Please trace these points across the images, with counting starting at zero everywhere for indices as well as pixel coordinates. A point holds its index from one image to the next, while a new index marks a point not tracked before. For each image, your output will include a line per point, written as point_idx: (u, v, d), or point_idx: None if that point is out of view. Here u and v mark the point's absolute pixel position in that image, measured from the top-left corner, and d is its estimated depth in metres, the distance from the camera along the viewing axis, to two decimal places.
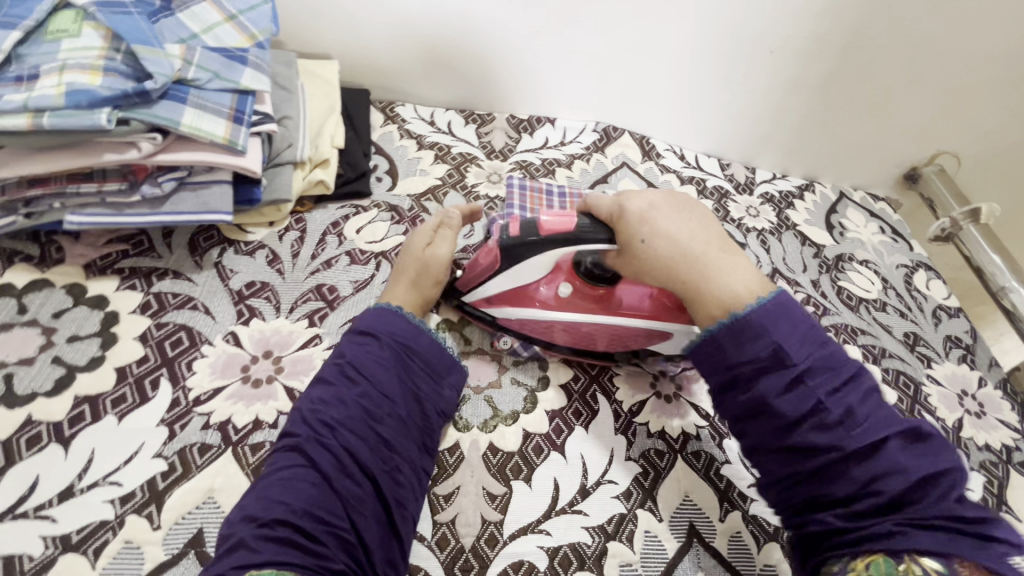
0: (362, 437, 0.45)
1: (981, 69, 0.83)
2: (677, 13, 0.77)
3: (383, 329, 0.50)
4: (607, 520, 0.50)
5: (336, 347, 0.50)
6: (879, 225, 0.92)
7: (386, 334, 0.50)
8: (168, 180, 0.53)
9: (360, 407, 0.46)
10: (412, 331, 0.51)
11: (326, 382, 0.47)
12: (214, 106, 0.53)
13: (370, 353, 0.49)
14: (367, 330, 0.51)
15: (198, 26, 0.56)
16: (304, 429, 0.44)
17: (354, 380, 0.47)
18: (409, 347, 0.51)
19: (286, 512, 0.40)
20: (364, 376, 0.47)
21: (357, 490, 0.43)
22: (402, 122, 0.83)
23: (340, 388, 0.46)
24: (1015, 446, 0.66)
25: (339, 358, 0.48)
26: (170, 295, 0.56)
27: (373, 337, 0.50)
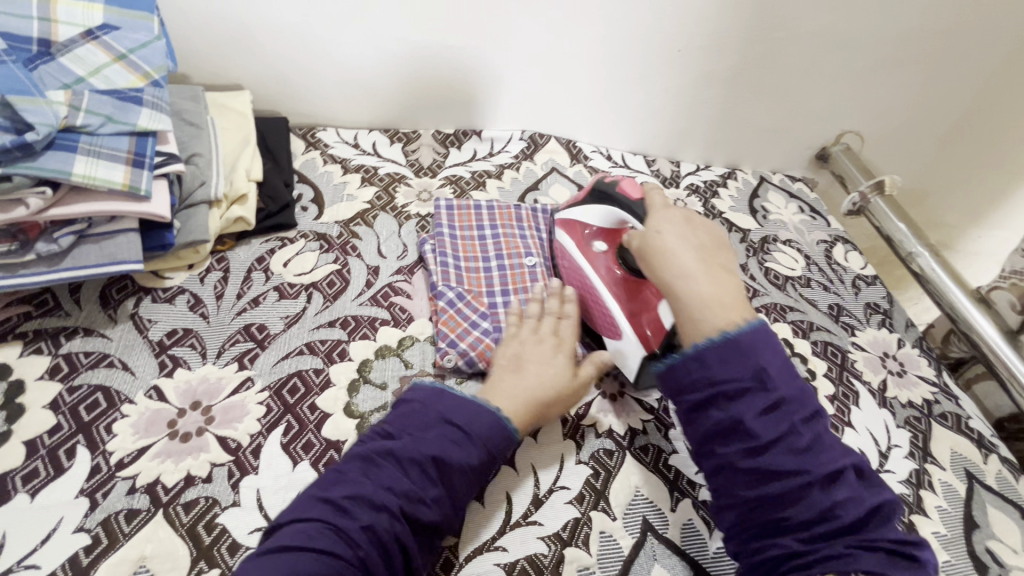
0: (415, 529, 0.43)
1: (871, 52, 0.89)
2: (586, 20, 0.80)
3: (475, 428, 0.46)
4: (564, 528, 0.50)
5: (416, 432, 0.46)
6: (798, 205, 0.97)
7: (477, 438, 0.46)
8: (66, 236, 0.50)
9: (436, 514, 0.43)
10: (499, 439, 0.47)
11: (402, 469, 0.44)
12: (110, 151, 0.51)
13: (454, 451, 0.45)
14: (458, 422, 0.46)
15: (84, 68, 0.53)
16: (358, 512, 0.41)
17: (430, 473, 0.44)
18: (488, 452, 0.47)
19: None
20: (446, 478, 0.44)
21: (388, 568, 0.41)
22: (325, 148, 0.82)
23: (420, 485, 0.43)
24: (934, 399, 0.71)
25: (423, 449, 0.44)
26: (82, 355, 0.53)
27: (462, 432, 0.46)
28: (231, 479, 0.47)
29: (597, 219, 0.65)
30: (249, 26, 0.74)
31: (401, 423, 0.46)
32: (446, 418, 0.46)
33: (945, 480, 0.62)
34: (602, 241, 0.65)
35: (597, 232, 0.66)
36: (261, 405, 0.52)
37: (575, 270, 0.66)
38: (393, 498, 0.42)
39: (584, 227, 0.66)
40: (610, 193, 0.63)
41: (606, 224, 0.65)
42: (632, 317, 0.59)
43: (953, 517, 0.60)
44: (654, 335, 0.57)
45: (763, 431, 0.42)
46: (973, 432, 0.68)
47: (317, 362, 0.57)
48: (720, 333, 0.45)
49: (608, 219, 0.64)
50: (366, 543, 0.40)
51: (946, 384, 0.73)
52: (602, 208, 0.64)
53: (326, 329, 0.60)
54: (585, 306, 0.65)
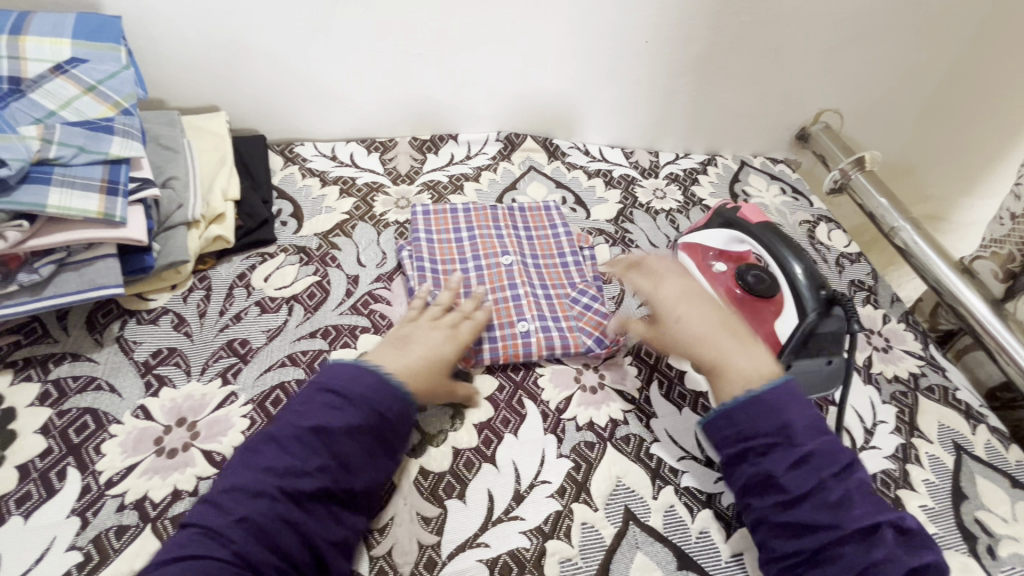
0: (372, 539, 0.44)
1: (841, 29, 0.89)
2: (549, 18, 0.80)
3: (354, 391, 0.47)
4: (546, 522, 0.51)
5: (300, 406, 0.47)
6: (780, 186, 0.97)
7: (364, 402, 0.47)
8: (46, 265, 0.52)
9: (321, 483, 0.43)
10: (389, 410, 0.48)
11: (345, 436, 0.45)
12: (84, 181, 0.52)
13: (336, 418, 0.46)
14: (340, 391, 0.47)
15: (54, 102, 0.54)
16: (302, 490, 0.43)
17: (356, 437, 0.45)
18: (380, 413, 0.47)
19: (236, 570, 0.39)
20: (331, 446, 0.45)
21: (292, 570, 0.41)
22: (303, 162, 0.83)
23: (302, 459, 0.44)
24: (921, 373, 0.71)
25: (301, 421, 0.45)
26: (70, 380, 0.54)
27: (341, 397, 0.47)
28: None
29: (717, 241, 0.68)
30: (219, 48, 0.76)
31: (351, 379, 0.49)
32: (330, 388, 0.48)
33: (932, 453, 0.62)
34: (722, 262, 0.68)
35: (718, 254, 0.69)
36: (245, 418, 0.54)
37: None
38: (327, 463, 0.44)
39: (705, 251, 0.69)
40: (733, 217, 0.67)
41: (726, 246, 0.67)
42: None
43: (940, 489, 0.59)
44: (770, 353, 0.59)
45: (793, 485, 0.43)
46: (960, 404, 0.68)
47: (299, 373, 0.58)
48: (746, 391, 0.48)
49: (727, 242, 0.67)
50: (244, 539, 0.40)
51: (933, 357, 0.73)
52: (724, 232, 0.67)
53: (307, 340, 0.61)
54: None
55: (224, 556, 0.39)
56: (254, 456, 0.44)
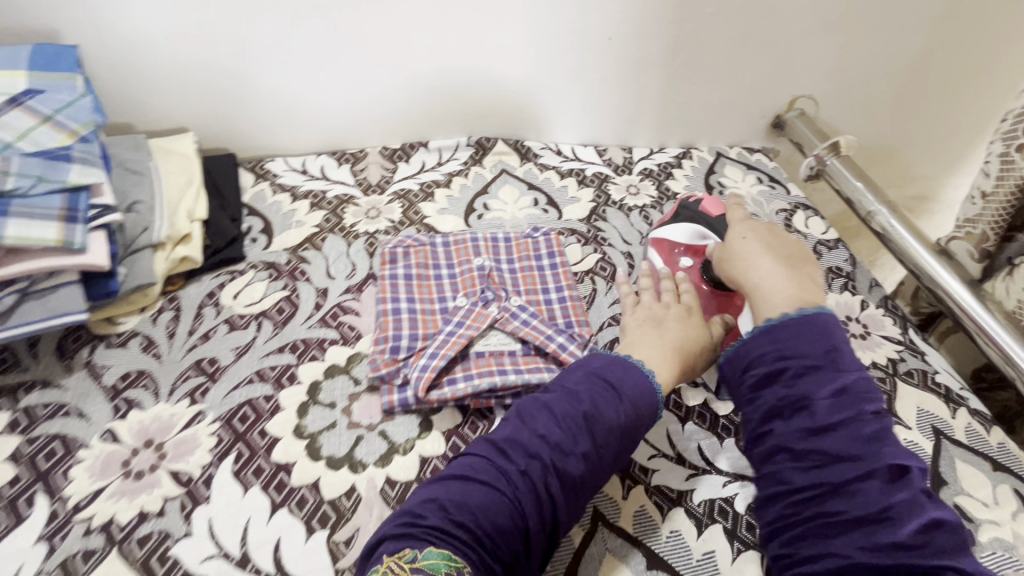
0: (567, 492, 0.43)
1: (808, 15, 0.88)
2: (509, 20, 0.80)
3: (626, 385, 0.48)
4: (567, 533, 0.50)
5: (580, 390, 0.47)
6: (756, 176, 0.97)
7: (627, 395, 0.48)
8: (7, 295, 0.53)
9: (586, 466, 0.44)
10: (643, 401, 0.48)
11: (558, 421, 0.45)
12: (42, 211, 0.53)
13: (612, 410, 0.46)
14: (613, 381, 0.48)
15: (11, 134, 0.55)
16: (516, 456, 0.44)
17: (584, 431, 0.45)
18: (637, 418, 0.47)
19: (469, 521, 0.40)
20: (597, 435, 0.45)
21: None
22: (273, 178, 0.83)
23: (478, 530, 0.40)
24: (900, 358, 0.70)
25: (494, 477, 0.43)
26: (40, 407, 0.55)
27: (615, 390, 0.48)
28: (183, 511, 0.49)
29: (681, 236, 0.67)
30: (183, 71, 0.76)
31: (617, 372, 0.49)
32: (596, 375, 0.49)
33: (910, 439, 0.61)
34: (689, 257, 0.66)
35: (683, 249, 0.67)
36: (212, 436, 0.54)
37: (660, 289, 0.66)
38: (546, 448, 0.44)
39: (672, 246, 0.68)
40: (696, 213, 0.67)
41: (691, 241, 0.66)
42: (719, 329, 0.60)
43: None
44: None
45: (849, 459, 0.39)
46: (939, 388, 0.67)
47: (266, 389, 0.58)
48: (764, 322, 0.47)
49: (692, 237, 0.66)
50: (515, 487, 0.42)
51: (912, 341, 0.72)
52: (688, 226, 0.66)
53: (275, 355, 0.61)
54: None
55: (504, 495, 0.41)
56: (533, 415, 0.46)
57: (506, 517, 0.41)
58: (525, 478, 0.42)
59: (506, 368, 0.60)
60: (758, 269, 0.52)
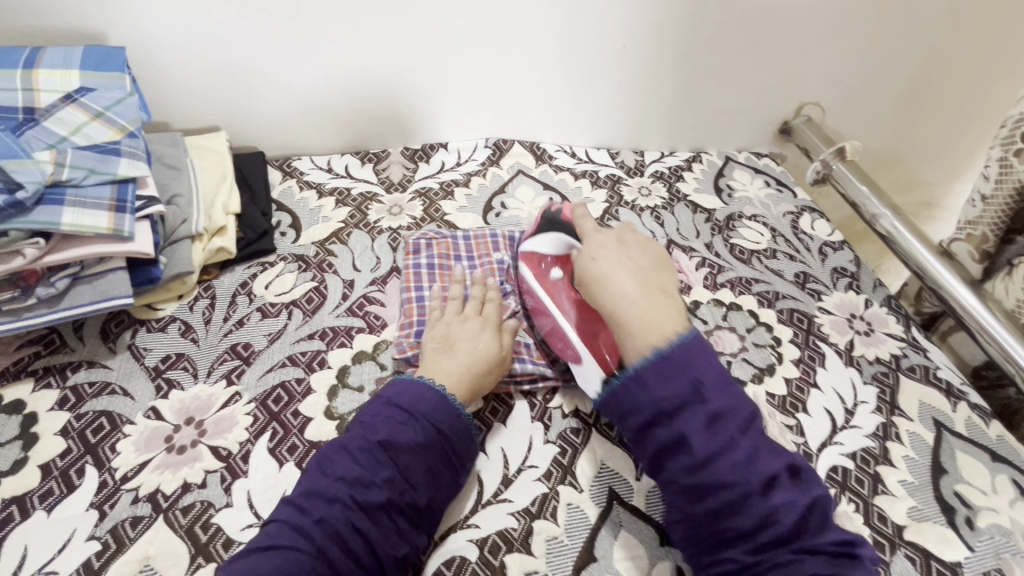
0: (375, 517, 0.47)
1: (815, 24, 0.91)
2: (528, 28, 0.84)
3: (420, 407, 0.52)
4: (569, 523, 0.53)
5: (368, 422, 0.51)
6: (764, 179, 1.00)
7: (424, 415, 0.52)
8: (62, 279, 0.56)
9: (390, 491, 0.47)
10: (456, 417, 0.53)
11: (355, 458, 0.49)
12: (94, 200, 0.57)
13: (403, 433, 0.50)
14: (409, 407, 0.52)
15: (66, 129, 0.59)
16: (309, 506, 0.46)
17: (380, 457, 0.49)
18: (449, 437, 0.52)
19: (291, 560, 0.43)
20: (397, 457, 0.49)
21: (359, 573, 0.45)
22: (300, 175, 0.87)
23: (370, 470, 0.48)
24: (903, 354, 0.72)
25: (372, 436, 0.50)
26: (87, 385, 0.58)
27: (406, 412, 0.52)
28: (223, 483, 0.52)
29: (547, 247, 0.66)
30: (218, 72, 0.80)
31: (410, 398, 0.53)
32: (398, 405, 0.52)
33: (912, 430, 0.64)
34: (559, 267, 0.65)
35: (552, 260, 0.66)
36: (248, 415, 0.57)
37: (537, 303, 0.65)
38: (344, 485, 0.47)
39: (541, 260, 0.66)
40: (560, 223, 0.66)
41: (557, 251, 0.65)
42: (588, 339, 0.59)
43: (920, 463, 0.61)
44: (608, 352, 0.57)
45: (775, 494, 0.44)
46: (941, 383, 0.69)
47: (298, 372, 0.61)
48: (653, 350, 0.49)
49: (558, 245, 0.65)
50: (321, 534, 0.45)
51: (915, 339, 0.75)
52: (552, 235, 0.65)
53: (306, 341, 0.65)
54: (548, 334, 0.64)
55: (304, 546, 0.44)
56: (328, 464, 0.49)
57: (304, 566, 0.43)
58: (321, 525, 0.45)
59: (524, 357, 0.64)
60: (626, 302, 0.52)
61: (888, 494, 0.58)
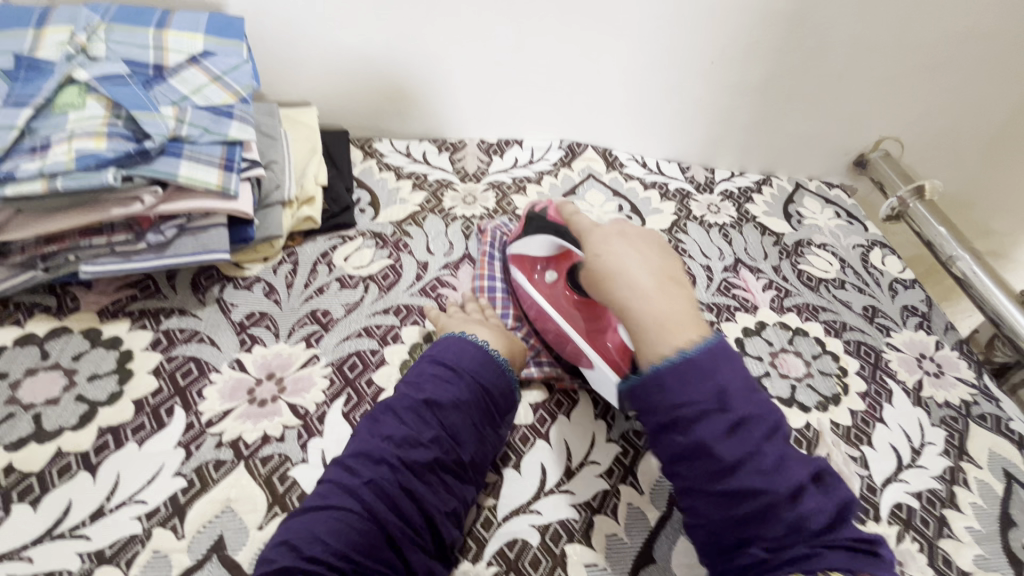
0: (421, 476, 0.48)
1: (907, 58, 0.90)
2: (620, 36, 0.85)
3: (464, 365, 0.54)
4: (615, 513, 0.54)
5: (411, 378, 0.54)
6: (834, 210, 0.98)
7: (466, 372, 0.53)
8: (171, 228, 0.59)
9: (434, 452, 0.49)
10: (494, 375, 0.55)
11: (399, 420, 0.50)
12: (207, 158, 0.59)
13: (445, 389, 0.52)
14: (449, 364, 0.54)
15: (188, 88, 0.62)
16: (360, 469, 0.47)
17: (425, 416, 0.50)
18: (489, 392, 0.54)
19: (326, 552, 0.43)
20: (440, 417, 0.50)
21: (410, 531, 0.46)
22: (380, 157, 0.90)
23: (416, 429, 0.49)
24: (973, 401, 0.71)
25: (417, 394, 0.51)
26: (178, 331, 0.61)
27: (449, 369, 0.53)
28: (300, 440, 0.54)
29: (538, 251, 0.67)
30: (317, 49, 0.83)
31: (454, 356, 0.54)
32: (437, 362, 0.54)
33: (981, 478, 0.62)
34: (552, 270, 0.66)
35: (545, 264, 0.67)
36: (325, 378, 0.59)
37: (537, 310, 0.66)
38: (389, 448, 0.48)
39: (533, 264, 0.68)
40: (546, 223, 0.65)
41: (549, 253, 0.66)
42: (593, 340, 0.60)
43: (988, 513, 0.60)
44: (619, 356, 0.57)
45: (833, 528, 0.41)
46: (1013, 434, 0.68)
47: (373, 343, 0.63)
48: (679, 354, 0.46)
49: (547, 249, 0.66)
50: (371, 496, 0.46)
51: (987, 387, 0.73)
52: (541, 239, 0.65)
53: (381, 315, 0.66)
54: (557, 343, 0.63)
55: (352, 509, 0.45)
56: (374, 425, 0.50)
57: (359, 532, 0.44)
58: (371, 488, 0.46)
59: None
60: (640, 299, 0.50)
61: (954, 538, 0.57)
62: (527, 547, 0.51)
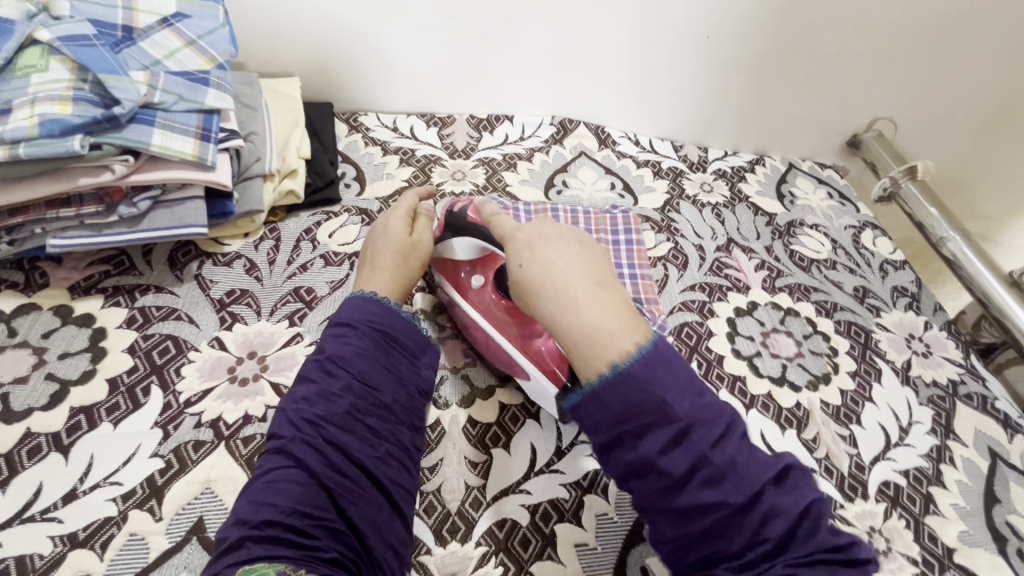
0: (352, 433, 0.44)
1: (903, 36, 0.89)
2: (614, 9, 0.82)
3: (354, 318, 0.50)
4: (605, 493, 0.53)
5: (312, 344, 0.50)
6: (827, 191, 0.97)
7: (357, 322, 0.50)
8: (144, 200, 0.57)
9: (350, 400, 0.45)
10: (386, 316, 0.51)
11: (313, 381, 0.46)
12: (182, 126, 0.56)
13: (342, 343, 0.48)
14: (341, 321, 0.50)
15: (160, 52, 0.59)
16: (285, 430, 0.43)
17: (330, 369, 0.46)
18: (390, 334, 0.51)
19: (275, 513, 0.38)
20: (345, 368, 0.47)
21: (347, 485, 0.42)
22: (366, 131, 0.87)
23: (325, 384, 0.46)
24: (960, 380, 0.71)
25: (316, 354, 0.48)
26: (154, 308, 0.59)
27: (341, 326, 0.49)
28: None
29: (459, 252, 0.60)
30: (299, 17, 0.80)
31: (343, 311, 0.51)
32: (335, 323, 0.50)
33: (966, 456, 0.63)
34: (479, 274, 0.60)
35: (469, 266, 0.61)
36: (309, 357, 0.57)
37: (466, 318, 0.60)
38: (309, 406, 0.44)
39: (457, 268, 0.61)
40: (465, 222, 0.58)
41: (472, 255, 0.60)
42: (526, 347, 0.55)
43: (973, 491, 0.60)
44: (553, 362, 0.53)
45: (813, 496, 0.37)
46: (998, 413, 0.68)
47: None
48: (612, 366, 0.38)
49: (472, 251, 0.59)
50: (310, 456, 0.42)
51: (974, 366, 0.73)
52: (463, 240, 0.59)
53: None
54: (491, 355, 0.59)
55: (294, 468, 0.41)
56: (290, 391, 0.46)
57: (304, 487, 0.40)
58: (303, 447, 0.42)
59: None
60: (573, 312, 0.41)
61: (939, 515, 0.58)
62: (516, 527, 0.50)
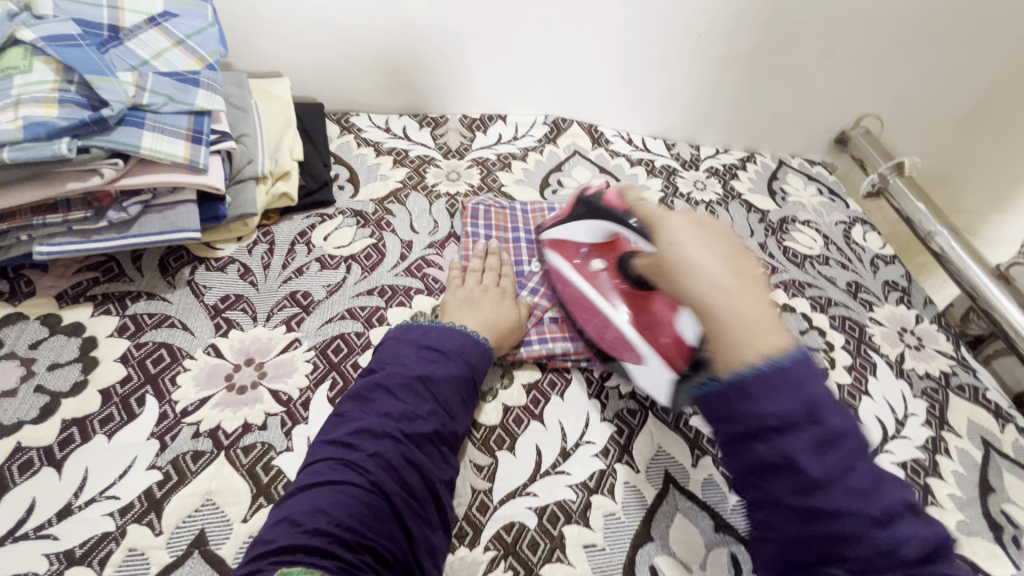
0: (422, 446, 0.45)
1: (889, 34, 0.90)
2: (606, 8, 0.82)
3: (450, 346, 0.52)
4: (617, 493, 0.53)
5: (393, 357, 0.50)
6: (817, 187, 0.99)
7: (452, 352, 0.51)
8: (134, 205, 0.55)
9: (434, 425, 0.47)
10: (480, 355, 0.53)
11: (394, 395, 0.47)
12: (172, 128, 0.55)
13: (435, 368, 0.50)
14: (434, 345, 0.51)
15: (148, 52, 0.57)
16: (363, 444, 0.44)
17: (420, 391, 0.48)
18: (473, 369, 0.52)
19: (330, 526, 0.39)
20: (433, 391, 0.48)
21: (415, 506, 0.43)
22: (358, 131, 0.86)
23: (413, 405, 0.47)
24: (952, 372, 0.72)
25: (408, 371, 0.49)
26: (146, 316, 0.57)
27: (436, 350, 0.51)
28: (284, 427, 0.51)
29: (584, 235, 0.65)
30: (288, 17, 0.78)
31: (438, 337, 0.52)
32: (424, 345, 0.51)
33: (961, 446, 0.64)
34: (599, 257, 0.64)
35: (589, 250, 0.65)
36: (308, 362, 0.56)
37: (578, 297, 0.63)
38: (392, 423, 0.45)
39: (575, 248, 0.66)
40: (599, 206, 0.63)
41: (593, 240, 0.64)
42: (646, 332, 0.57)
43: (969, 480, 0.61)
44: (674, 352, 0.54)
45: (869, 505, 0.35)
46: (990, 404, 0.69)
47: (358, 326, 0.61)
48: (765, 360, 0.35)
49: (594, 234, 0.64)
50: (377, 468, 0.42)
51: (964, 358, 0.75)
52: (591, 222, 0.63)
53: (365, 297, 0.64)
54: (593, 333, 0.61)
55: (359, 485, 0.41)
56: (369, 403, 0.47)
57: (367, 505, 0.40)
58: (376, 459, 0.43)
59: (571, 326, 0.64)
60: (705, 273, 0.38)
61: (937, 506, 0.59)
62: (524, 530, 0.50)
